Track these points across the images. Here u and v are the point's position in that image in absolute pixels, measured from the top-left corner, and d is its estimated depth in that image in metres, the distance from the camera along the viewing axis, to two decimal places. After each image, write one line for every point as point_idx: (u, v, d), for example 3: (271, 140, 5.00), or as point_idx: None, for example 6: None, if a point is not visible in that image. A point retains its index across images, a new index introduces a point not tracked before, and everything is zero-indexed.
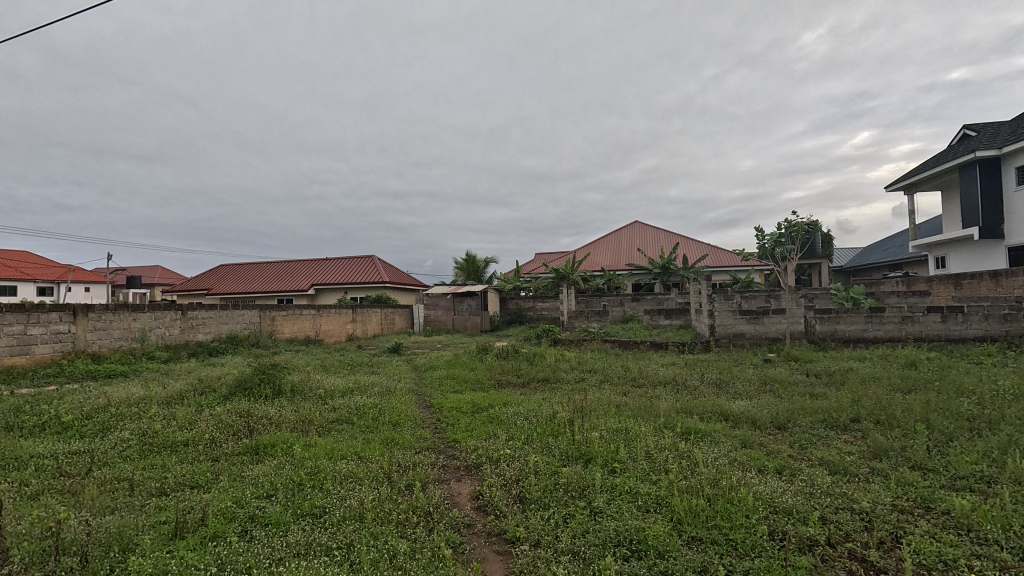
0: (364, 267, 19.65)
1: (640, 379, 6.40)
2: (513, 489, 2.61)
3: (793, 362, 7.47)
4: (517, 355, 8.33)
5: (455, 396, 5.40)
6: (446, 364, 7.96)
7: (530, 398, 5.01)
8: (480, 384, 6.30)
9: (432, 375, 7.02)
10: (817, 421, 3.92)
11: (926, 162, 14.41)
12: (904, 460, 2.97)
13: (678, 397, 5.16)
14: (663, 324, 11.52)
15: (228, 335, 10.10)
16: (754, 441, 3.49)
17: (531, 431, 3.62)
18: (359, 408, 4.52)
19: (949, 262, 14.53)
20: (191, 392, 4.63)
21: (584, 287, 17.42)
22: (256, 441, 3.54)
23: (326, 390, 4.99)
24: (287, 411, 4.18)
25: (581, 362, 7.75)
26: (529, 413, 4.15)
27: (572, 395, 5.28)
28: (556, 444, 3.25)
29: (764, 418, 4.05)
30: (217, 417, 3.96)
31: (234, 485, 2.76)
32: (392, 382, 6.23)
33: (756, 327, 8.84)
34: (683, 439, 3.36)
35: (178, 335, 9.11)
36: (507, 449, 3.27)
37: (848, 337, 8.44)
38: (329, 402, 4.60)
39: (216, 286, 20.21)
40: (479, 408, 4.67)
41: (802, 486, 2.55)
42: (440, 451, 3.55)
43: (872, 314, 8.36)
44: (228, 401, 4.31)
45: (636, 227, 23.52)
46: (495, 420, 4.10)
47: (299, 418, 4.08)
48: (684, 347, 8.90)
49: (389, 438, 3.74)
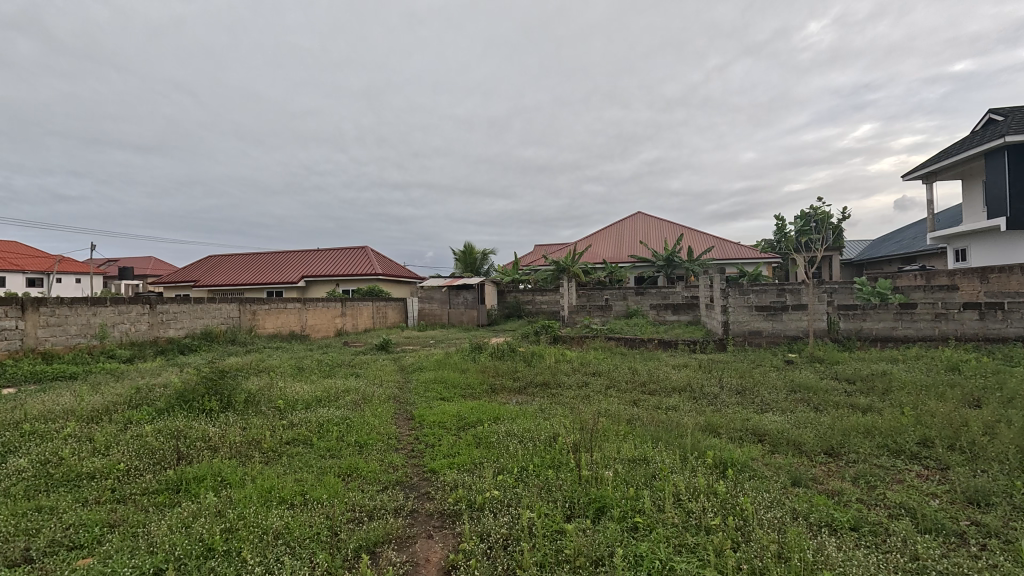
0: (357, 259, 18.90)
1: (651, 386, 5.66)
2: (499, 562, 1.91)
3: (817, 364, 6.78)
4: (514, 355, 7.60)
5: (440, 406, 4.67)
6: (436, 364, 7.21)
7: (528, 409, 4.30)
8: (471, 391, 5.56)
9: (419, 378, 6.30)
10: (877, 445, 3.21)
11: (947, 149, 13.62)
12: (1016, 513, 2.26)
13: (699, 410, 4.44)
14: (671, 320, 10.81)
15: (202, 331, 9.36)
16: (807, 476, 2.78)
17: (525, 461, 2.90)
18: (323, 424, 3.80)
19: (970, 255, 13.85)
20: (122, 404, 3.88)
21: (585, 280, 16.71)
22: (181, 474, 2.82)
23: (288, 401, 4.25)
24: (233, 430, 3.45)
25: (584, 363, 7.04)
26: (524, 433, 3.43)
27: (575, 406, 4.58)
28: (559, 483, 2.55)
29: (809, 442, 3.33)
30: (142, 439, 3.24)
31: (124, 550, 2.04)
32: (371, 388, 5.48)
33: (774, 324, 8.13)
34: (718, 475, 2.64)
35: (146, 332, 8.36)
36: (495, 489, 2.55)
37: (875, 336, 7.72)
38: (287, 417, 3.87)
39: (203, 278, 19.41)
40: (467, 424, 3.95)
41: (901, 559, 1.85)
42: (412, 487, 2.85)
43: (902, 311, 7.63)
44: (161, 417, 3.57)
45: (637, 217, 22.79)
46: (483, 442, 3.39)
47: (246, 440, 3.36)
48: (697, 346, 8.17)
49: (352, 470, 3.03)
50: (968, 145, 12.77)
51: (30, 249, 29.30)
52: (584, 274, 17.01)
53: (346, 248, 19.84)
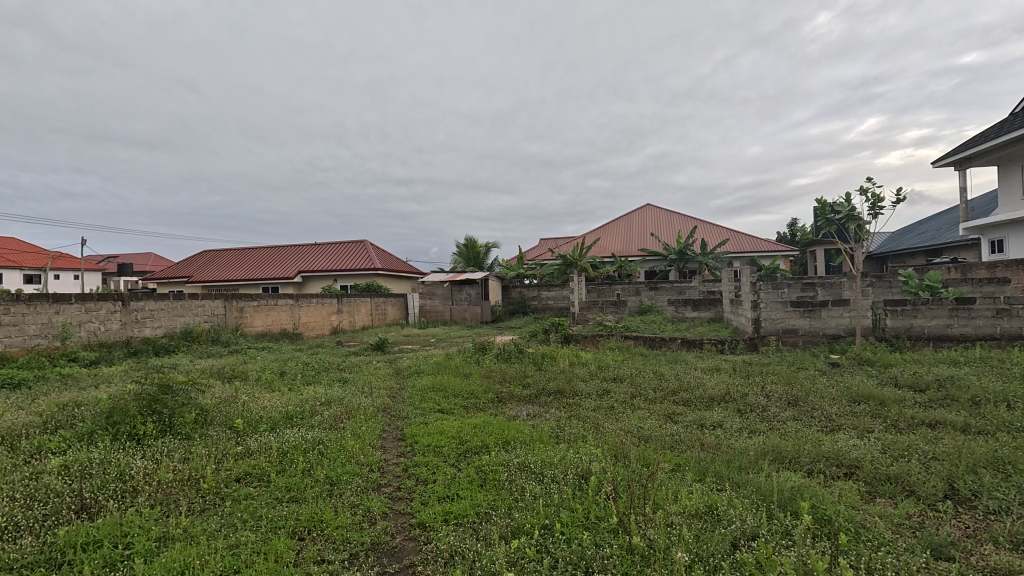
0: (356, 254, 18.15)
1: (684, 395, 4.85)
2: None
3: (867, 367, 5.99)
4: (522, 358, 6.78)
5: (438, 423, 3.89)
6: (435, 368, 6.42)
7: (545, 430, 3.51)
8: (473, 401, 4.77)
9: (416, 383, 5.52)
10: (1021, 488, 2.39)
11: (984, 133, 12.68)
12: None
13: (754, 430, 3.64)
14: (690, 317, 9.98)
15: (182, 330, 8.59)
16: (947, 542, 1.98)
17: (549, 518, 2.11)
18: (287, 453, 3.01)
19: (1008, 246, 13.03)
20: (35, 427, 3.08)
21: (594, 275, 15.87)
22: (72, 535, 2.03)
23: (250, 420, 3.47)
24: (168, 464, 2.67)
25: (602, 366, 6.25)
26: (540, 468, 2.64)
27: (600, 424, 3.81)
28: (602, 561, 1.78)
29: (921, 480, 2.53)
30: (38, 479, 2.44)
31: None
32: (358, 398, 4.69)
33: (811, 322, 7.32)
34: (830, 546, 1.84)
35: (118, 331, 7.61)
36: (508, 569, 1.76)
37: (927, 335, 6.89)
38: (245, 442, 3.10)
39: (196, 273, 18.71)
40: (469, 450, 3.16)
41: None
42: (392, 556, 2.05)
43: (958, 306, 6.79)
44: (75, 447, 2.77)
45: (647, 210, 21.96)
46: (490, 482, 2.60)
47: (184, 480, 2.58)
48: (724, 345, 7.35)
49: (312, 523, 2.26)
50: (1008, 127, 11.84)
51: (25, 244, 28.68)
52: (592, 269, 16.20)
53: (344, 242, 19.09)
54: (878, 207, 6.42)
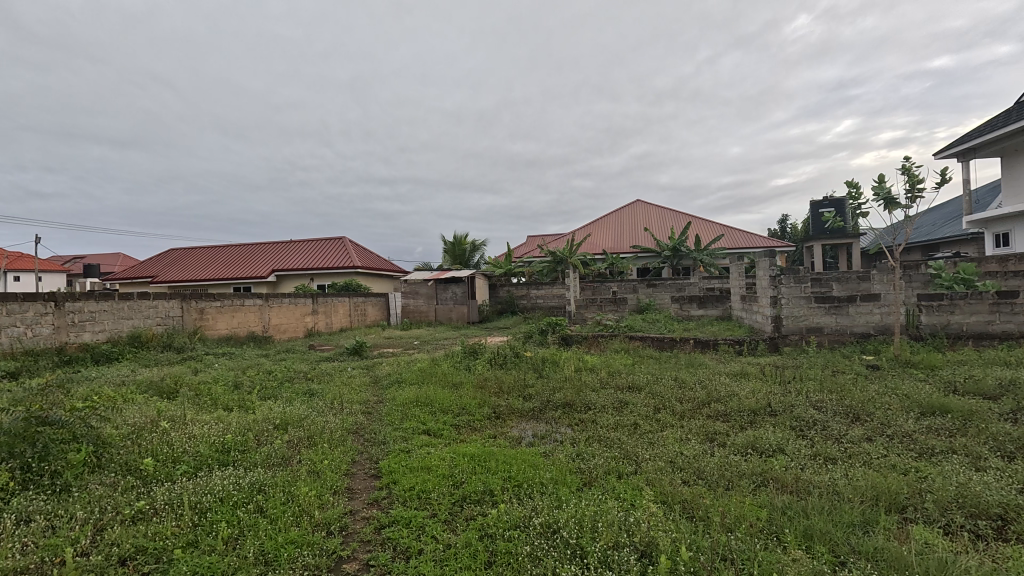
0: (334, 251, 17.12)
1: (719, 407, 4.06)
2: None
3: (911, 369, 5.30)
4: (518, 363, 5.93)
5: (422, 452, 3.02)
6: (420, 375, 5.53)
7: (565, 465, 2.66)
8: (466, 418, 3.92)
9: (397, 395, 4.64)
10: None
11: (991, 122, 12.17)
12: None
13: (830, 459, 2.85)
14: (696, 315, 9.22)
15: (129, 334, 7.54)
16: None
17: None
18: (207, 513, 2.10)
19: (1014, 241, 12.57)
20: None
21: (586, 272, 15.12)
22: None
23: (168, 459, 2.55)
24: (12, 543, 1.75)
25: (613, 372, 5.44)
26: (576, 537, 1.78)
27: (633, 449, 2.99)
28: None
29: None
30: None
31: None
32: (323, 417, 3.79)
33: (838, 319, 6.61)
34: None
35: (50, 336, 6.57)
36: None
37: (965, 333, 6.24)
38: (148, 496, 2.19)
39: (162, 272, 17.46)
40: (466, 499, 2.30)
41: None
42: None
43: (1000, 301, 6.12)
44: None
45: (637, 206, 21.36)
46: (503, 561, 1.73)
47: (29, 572, 1.66)
48: (743, 346, 6.60)
49: None
50: (1015, 116, 11.35)
51: None
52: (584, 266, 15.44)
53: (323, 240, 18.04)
54: (917, 189, 5.67)
